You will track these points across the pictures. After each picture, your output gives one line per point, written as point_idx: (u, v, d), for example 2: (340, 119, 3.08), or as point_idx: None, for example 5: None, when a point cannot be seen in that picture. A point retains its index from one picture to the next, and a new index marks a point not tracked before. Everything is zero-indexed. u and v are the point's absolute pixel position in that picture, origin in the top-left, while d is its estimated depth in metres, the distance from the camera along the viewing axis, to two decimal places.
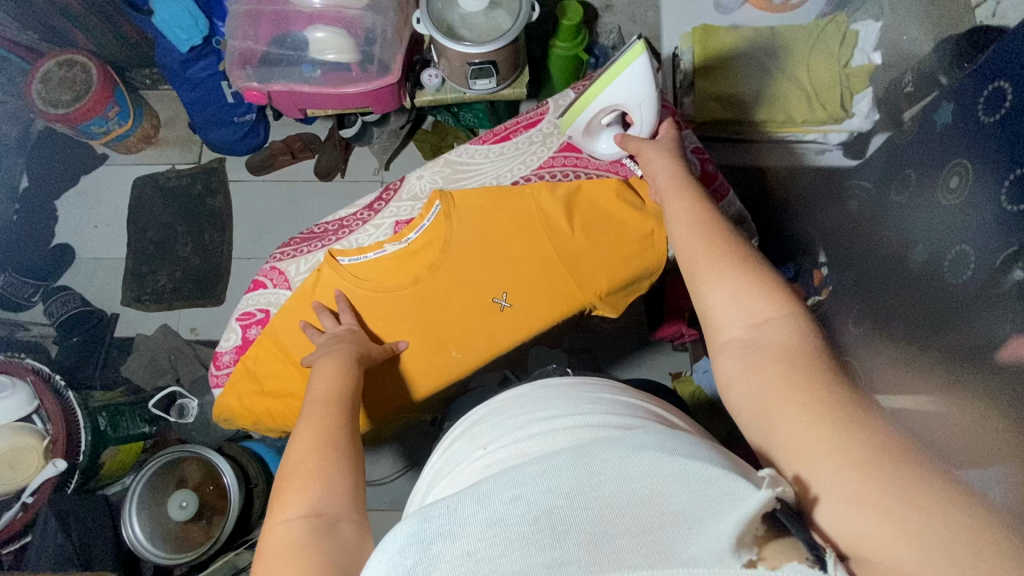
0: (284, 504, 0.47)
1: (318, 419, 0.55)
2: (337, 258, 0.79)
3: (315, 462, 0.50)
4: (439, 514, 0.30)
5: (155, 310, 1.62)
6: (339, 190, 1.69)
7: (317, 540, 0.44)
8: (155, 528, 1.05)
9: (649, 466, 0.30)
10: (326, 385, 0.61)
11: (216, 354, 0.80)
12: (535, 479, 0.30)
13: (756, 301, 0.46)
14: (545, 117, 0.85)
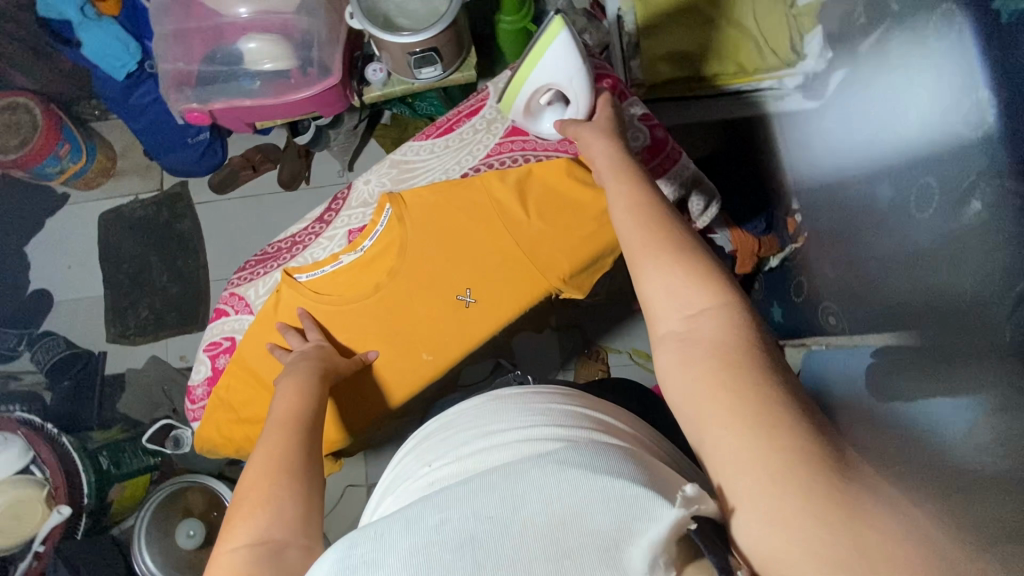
0: (234, 533, 0.48)
1: (273, 445, 0.56)
2: (294, 276, 0.78)
3: (262, 491, 0.51)
4: (369, 540, 0.32)
5: (141, 343, 1.61)
6: (307, 198, 1.67)
7: (260, 565, 0.45)
8: (167, 559, 1.08)
9: (570, 487, 0.32)
10: (286, 407, 0.62)
11: (188, 388, 0.80)
12: (460, 504, 0.32)
13: (690, 293, 0.47)
14: (486, 102, 0.83)
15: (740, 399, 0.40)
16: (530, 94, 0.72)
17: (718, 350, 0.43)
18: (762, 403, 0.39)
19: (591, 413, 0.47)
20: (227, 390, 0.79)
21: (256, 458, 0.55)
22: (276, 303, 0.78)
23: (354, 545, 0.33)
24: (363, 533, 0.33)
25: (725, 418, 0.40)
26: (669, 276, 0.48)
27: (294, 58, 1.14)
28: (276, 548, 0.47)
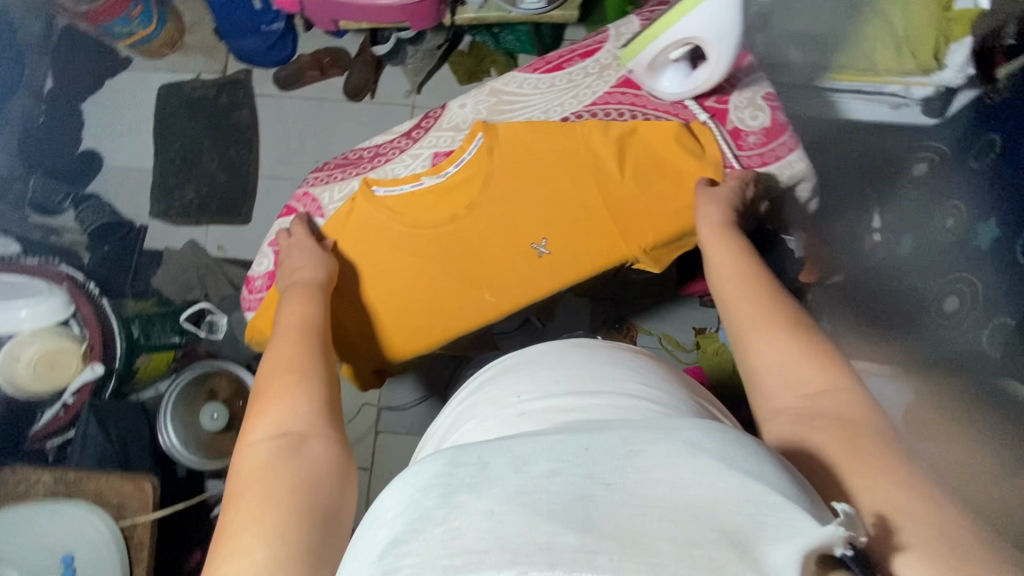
0: (254, 426, 0.48)
1: (290, 346, 0.56)
2: (372, 188, 0.76)
3: (280, 382, 0.51)
4: (472, 467, 0.32)
5: (182, 225, 1.61)
6: (368, 113, 1.61)
7: (285, 455, 0.44)
8: (188, 434, 1.10)
9: (698, 476, 0.30)
10: (292, 313, 0.61)
11: (247, 278, 0.80)
12: (576, 461, 0.31)
13: (807, 379, 0.46)
14: (604, 46, 0.77)
15: (873, 461, 0.38)
16: (668, 45, 0.67)
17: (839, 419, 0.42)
18: (896, 465, 0.38)
19: (692, 393, 0.45)
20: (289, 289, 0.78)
21: (268, 364, 0.54)
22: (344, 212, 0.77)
23: (455, 465, 0.32)
24: (465, 457, 0.33)
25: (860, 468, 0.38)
26: (771, 354, 0.48)
27: None
28: (292, 441, 0.46)
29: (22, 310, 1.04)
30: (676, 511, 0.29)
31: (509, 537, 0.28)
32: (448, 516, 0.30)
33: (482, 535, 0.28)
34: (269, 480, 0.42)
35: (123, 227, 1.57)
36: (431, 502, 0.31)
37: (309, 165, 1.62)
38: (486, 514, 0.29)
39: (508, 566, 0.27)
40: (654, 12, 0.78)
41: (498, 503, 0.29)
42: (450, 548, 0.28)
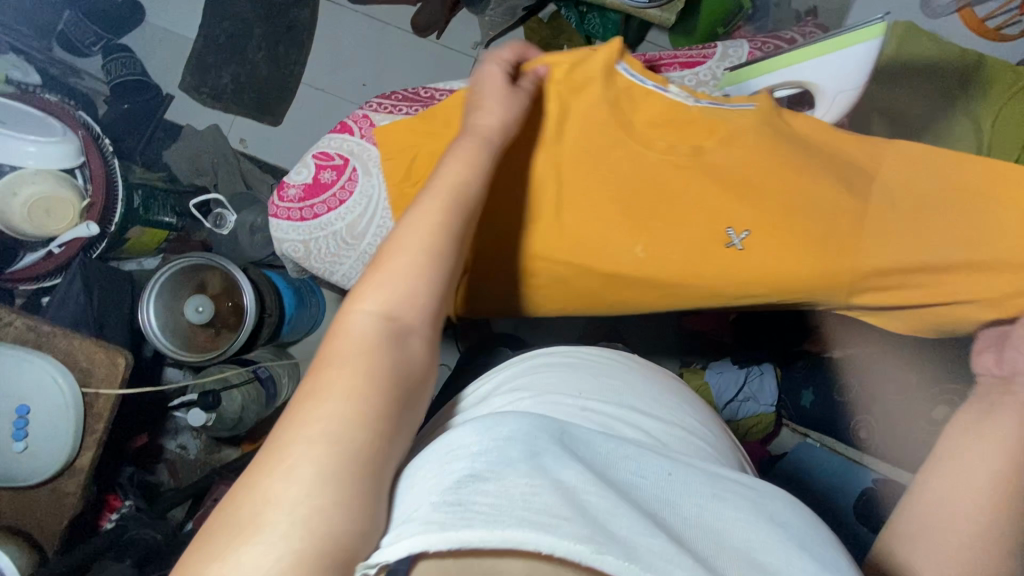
0: (366, 294, 0.47)
1: (427, 217, 0.51)
2: (619, 62, 0.67)
3: (402, 262, 0.49)
4: (560, 445, 0.39)
5: (210, 107, 1.54)
6: (429, 54, 1.56)
7: (385, 341, 0.45)
8: (168, 320, 1.07)
9: (761, 531, 0.36)
10: (452, 174, 0.55)
11: (282, 183, 0.73)
12: (654, 484, 0.39)
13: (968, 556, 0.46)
14: (706, 62, 0.75)
15: None
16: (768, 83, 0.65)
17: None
18: None
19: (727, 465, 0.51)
20: (326, 209, 0.73)
21: (409, 230, 0.50)
22: (568, 70, 0.68)
23: (542, 435, 0.39)
24: (551, 432, 0.40)
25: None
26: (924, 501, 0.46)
27: None
28: (396, 328, 0.46)
29: (30, 146, 1.00)
30: (739, 553, 0.34)
31: (587, 512, 0.33)
32: (533, 475, 0.35)
33: (563, 502, 0.34)
34: (365, 360, 0.43)
35: (150, 91, 1.49)
36: (517, 455, 0.37)
37: (355, 87, 1.56)
38: (570, 486, 0.35)
39: (585, 540, 0.32)
40: (765, 44, 0.75)
41: (584, 480, 0.36)
42: (532, 502, 0.33)
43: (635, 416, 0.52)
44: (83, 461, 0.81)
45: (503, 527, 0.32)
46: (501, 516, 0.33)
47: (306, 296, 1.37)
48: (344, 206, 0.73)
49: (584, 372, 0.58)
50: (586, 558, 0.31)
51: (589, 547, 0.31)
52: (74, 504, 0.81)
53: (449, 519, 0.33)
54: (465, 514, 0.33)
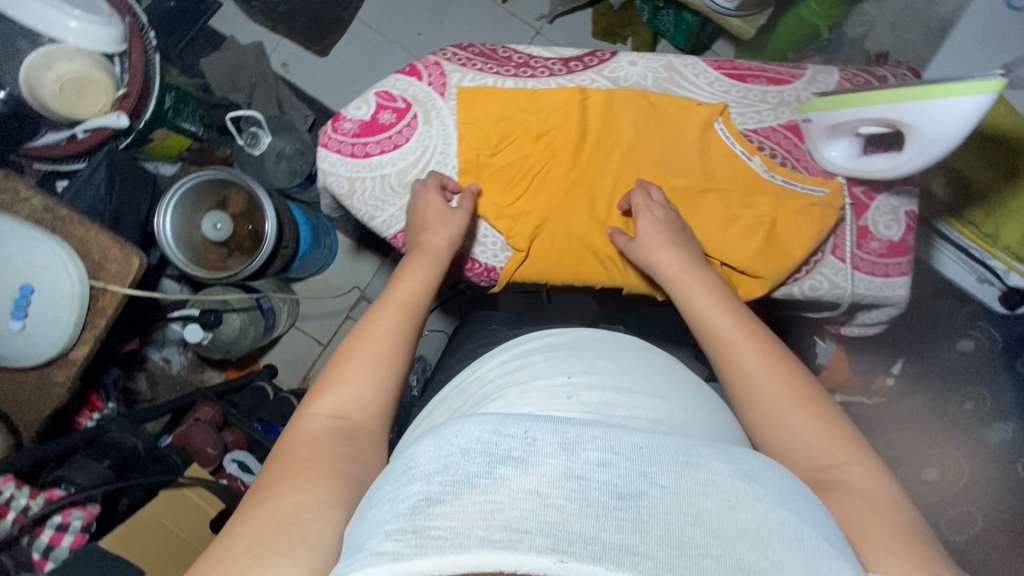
0: (319, 397, 0.50)
1: (386, 323, 0.55)
2: (719, 118, 0.71)
3: (359, 362, 0.52)
4: (521, 444, 0.38)
5: (258, 23, 1.49)
6: (491, 16, 1.50)
7: (338, 441, 0.47)
8: (182, 231, 1.03)
9: (746, 503, 0.36)
10: (410, 287, 0.59)
11: (338, 115, 0.71)
12: (628, 461, 0.37)
13: (824, 439, 0.48)
14: (793, 82, 0.73)
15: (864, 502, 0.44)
16: (840, 119, 0.64)
17: (869, 510, 0.43)
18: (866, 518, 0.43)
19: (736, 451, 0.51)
20: (380, 150, 0.70)
21: (366, 332, 0.54)
22: (660, 101, 0.72)
23: (500, 437, 0.38)
24: (512, 428, 0.39)
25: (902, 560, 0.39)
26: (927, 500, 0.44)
27: None
28: (349, 427, 0.49)
29: (72, 21, 0.95)
30: (715, 528, 0.34)
31: (550, 521, 0.34)
32: (492, 489, 0.36)
33: (523, 516, 0.34)
34: (324, 450, 0.46)
35: None
36: (475, 468, 0.37)
37: (409, 34, 1.50)
38: (533, 494, 0.35)
39: (546, 551, 0.33)
40: (854, 79, 0.73)
41: (545, 484, 0.35)
42: (491, 520, 0.34)
43: (626, 396, 0.52)
44: (77, 353, 0.78)
45: (461, 552, 0.33)
46: (459, 541, 0.34)
47: (322, 236, 1.35)
48: (400, 150, 0.71)
49: (560, 355, 0.59)
50: (550, 570, 0.33)
51: (551, 557, 0.33)
52: (60, 396, 0.79)
53: (405, 549, 0.34)
54: (420, 543, 0.34)
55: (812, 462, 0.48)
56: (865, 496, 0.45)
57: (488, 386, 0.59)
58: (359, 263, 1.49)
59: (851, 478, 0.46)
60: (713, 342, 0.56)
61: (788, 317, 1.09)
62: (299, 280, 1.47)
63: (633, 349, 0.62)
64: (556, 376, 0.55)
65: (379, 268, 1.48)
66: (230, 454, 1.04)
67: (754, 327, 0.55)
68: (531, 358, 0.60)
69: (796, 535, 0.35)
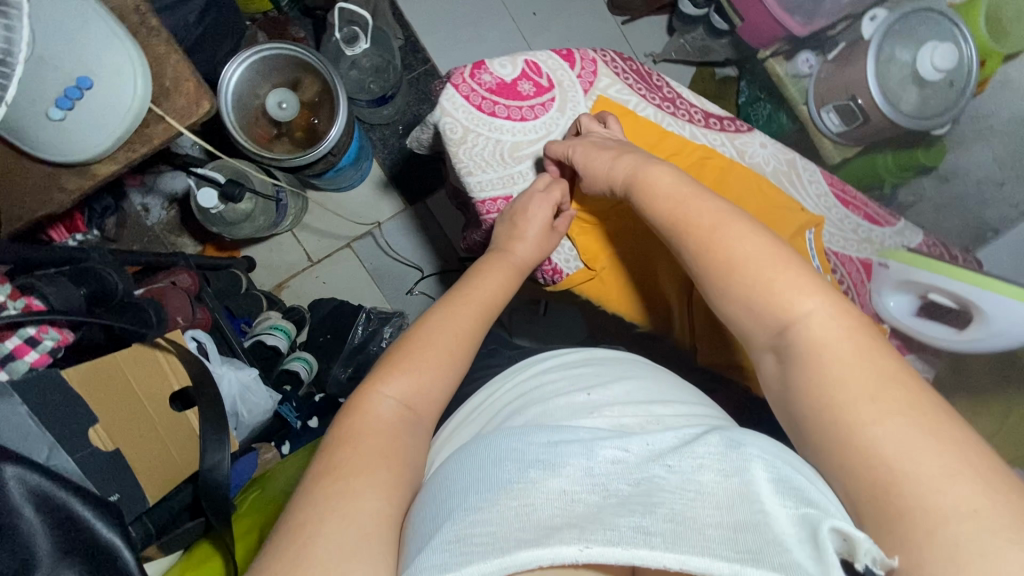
0: (386, 379, 0.52)
1: (462, 318, 0.59)
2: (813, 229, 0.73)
3: (430, 355, 0.55)
4: (545, 450, 0.44)
5: None
6: (605, 31, 1.50)
7: (403, 428, 0.50)
8: (242, 95, 0.97)
9: (734, 472, 0.41)
10: (489, 291, 0.63)
11: (482, 64, 0.69)
12: (637, 457, 0.44)
13: (784, 296, 0.49)
14: (881, 226, 0.79)
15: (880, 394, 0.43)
16: (916, 278, 0.69)
17: (850, 374, 0.44)
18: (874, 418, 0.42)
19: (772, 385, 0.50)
20: (505, 115, 0.69)
21: (439, 327, 0.57)
22: (767, 188, 0.73)
23: (526, 447, 0.44)
24: (535, 440, 0.45)
25: (895, 435, 0.41)
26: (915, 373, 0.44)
27: None
28: (412, 419, 0.51)
29: None
30: (719, 503, 0.39)
31: (575, 517, 0.39)
32: (524, 492, 0.41)
33: (553, 515, 0.40)
34: (392, 439, 0.48)
35: None
36: (509, 476, 0.42)
37: (524, 10, 1.47)
38: (559, 492, 0.41)
39: (574, 543, 0.37)
40: (932, 248, 0.81)
41: (568, 489, 0.41)
42: (526, 521, 0.39)
43: (636, 389, 0.56)
44: (104, 170, 0.73)
45: (502, 554, 0.37)
46: (499, 546, 0.37)
47: (362, 158, 1.31)
48: (525, 124, 0.70)
49: (582, 367, 0.61)
50: (577, 559, 0.37)
51: (578, 547, 0.37)
52: (61, 204, 0.73)
53: (452, 561, 0.37)
54: (466, 550, 0.37)
55: (772, 324, 0.50)
56: (833, 348, 0.46)
57: (506, 404, 0.58)
58: (382, 199, 1.44)
59: (815, 333, 0.47)
60: (708, 229, 0.54)
61: None
62: (316, 190, 1.40)
63: (648, 365, 0.65)
64: (579, 394, 0.55)
65: (399, 213, 1.44)
66: (193, 331, 0.95)
67: (732, 210, 0.55)
68: (558, 370, 0.61)
69: (785, 488, 0.39)
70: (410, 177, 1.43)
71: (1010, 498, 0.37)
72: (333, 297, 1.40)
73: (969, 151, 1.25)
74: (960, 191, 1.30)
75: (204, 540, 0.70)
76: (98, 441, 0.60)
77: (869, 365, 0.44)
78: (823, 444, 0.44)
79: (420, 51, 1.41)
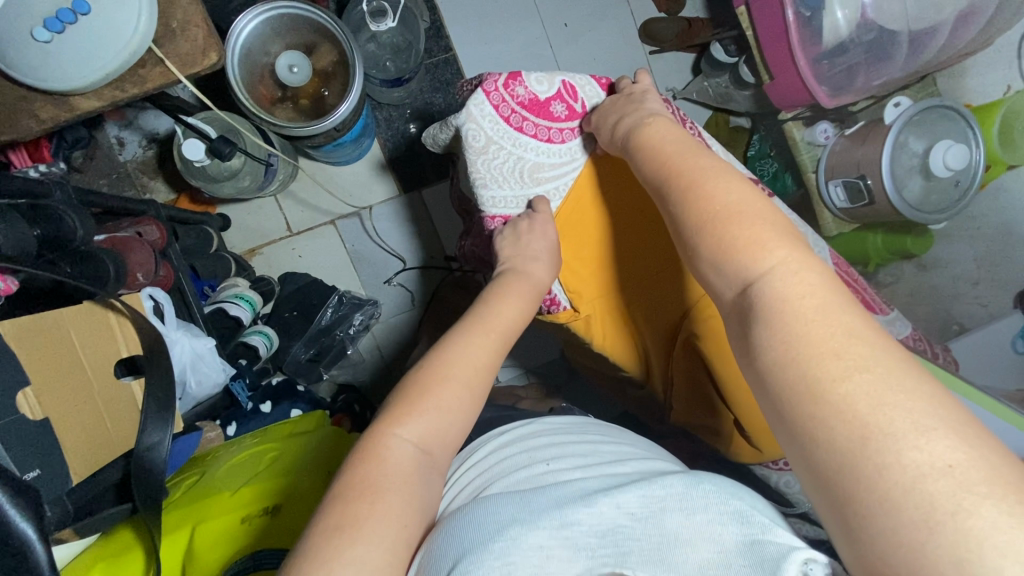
0: (401, 422, 0.51)
1: (476, 348, 0.57)
2: None
3: (444, 393, 0.53)
4: (517, 506, 0.44)
5: None
6: (631, 57, 1.48)
7: (418, 479, 0.49)
8: (249, 49, 0.91)
9: (696, 510, 0.43)
10: (508, 318, 0.60)
11: (518, 76, 0.65)
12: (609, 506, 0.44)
13: (749, 253, 0.46)
14: (879, 312, 0.78)
15: (857, 336, 0.41)
16: None
17: (816, 327, 0.42)
18: (845, 373, 0.39)
19: (739, 341, 0.48)
20: (532, 132, 0.66)
21: (452, 358, 0.56)
22: None
23: (499, 507, 0.44)
24: (507, 500, 0.45)
25: (865, 391, 0.38)
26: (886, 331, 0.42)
27: (846, 37, 0.98)
28: (428, 463, 0.51)
29: None
30: (685, 541, 0.41)
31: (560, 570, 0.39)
32: (505, 550, 0.41)
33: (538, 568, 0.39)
34: (405, 489, 0.48)
35: None
36: (487, 533, 0.42)
37: (555, 20, 1.44)
38: (538, 548, 0.41)
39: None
40: (917, 341, 0.82)
41: (544, 538, 0.41)
42: None
43: (605, 447, 0.56)
44: (85, 104, 0.66)
45: None
46: None
47: (364, 136, 1.26)
48: (550, 146, 0.67)
49: (551, 432, 0.60)
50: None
51: None
52: (32, 132, 0.66)
53: None
54: None
55: (739, 280, 0.47)
56: (806, 300, 0.43)
57: (476, 476, 0.56)
58: (376, 181, 1.38)
59: (778, 287, 0.44)
60: (684, 187, 0.53)
61: None
62: (308, 159, 1.34)
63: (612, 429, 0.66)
64: (536, 465, 0.52)
65: (391, 199, 1.39)
66: (152, 288, 0.88)
67: (710, 166, 0.53)
68: (533, 436, 0.60)
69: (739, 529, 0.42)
70: (409, 163, 1.38)
71: (982, 449, 0.35)
72: (306, 273, 1.34)
73: (950, 244, 1.30)
74: (936, 282, 1.34)
75: (127, 524, 0.64)
76: (25, 407, 0.53)
77: (837, 321, 0.42)
78: (788, 410, 0.41)
79: (443, 38, 1.36)
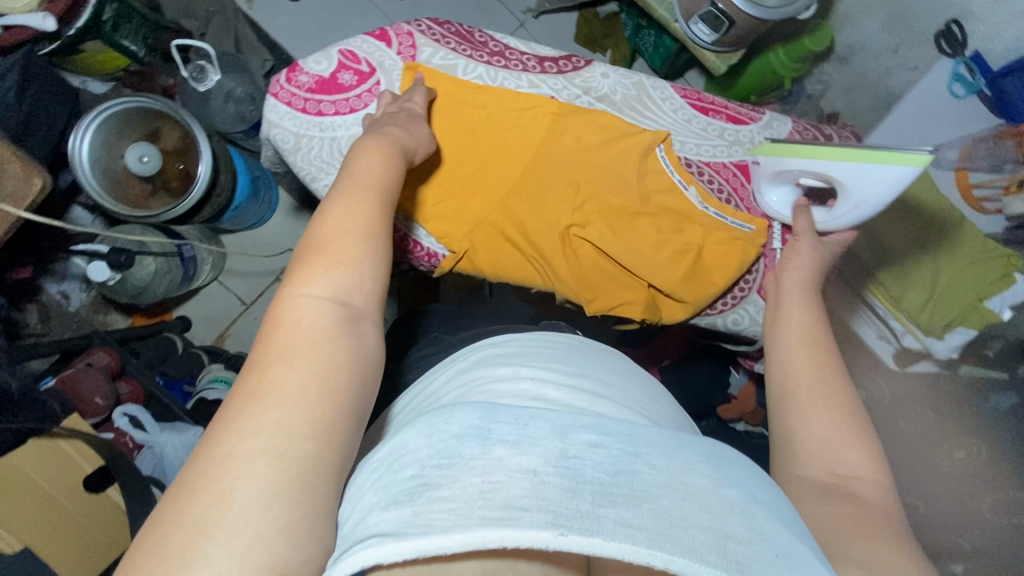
0: (308, 277, 0.43)
1: (357, 206, 0.48)
2: (660, 146, 0.71)
3: (348, 244, 0.45)
4: (507, 425, 0.36)
5: None
6: None
7: (342, 330, 0.41)
8: (99, 159, 0.93)
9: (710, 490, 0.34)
10: (373, 170, 0.51)
11: (295, 66, 0.66)
12: (621, 449, 0.35)
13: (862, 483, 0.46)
14: (750, 124, 0.76)
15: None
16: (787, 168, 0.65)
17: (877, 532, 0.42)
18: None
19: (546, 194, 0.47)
20: (332, 110, 0.67)
21: (337, 212, 0.47)
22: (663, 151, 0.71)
23: (491, 423, 0.36)
24: (504, 416, 0.37)
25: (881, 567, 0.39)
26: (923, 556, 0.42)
27: None
28: (350, 314, 0.43)
29: None
30: (701, 504, 0.33)
31: (549, 497, 0.31)
32: (485, 470, 0.33)
33: (523, 493, 0.32)
34: (323, 344, 0.40)
35: None
36: (467, 448, 0.35)
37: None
38: (530, 472, 0.33)
39: (546, 526, 0.30)
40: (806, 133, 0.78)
41: (536, 465, 0.33)
42: (490, 498, 0.32)
43: (595, 381, 0.50)
44: None
45: (462, 533, 0.30)
46: (458, 522, 0.31)
47: (261, 190, 1.29)
48: (355, 115, 0.67)
49: (538, 347, 0.55)
50: (552, 545, 0.30)
51: (553, 532, 0.30)
52: None
53: (406, 531, 0.31)
54: (422, 526, 0.31)
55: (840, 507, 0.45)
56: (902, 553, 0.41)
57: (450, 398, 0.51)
58: (300, 224, 1.41)
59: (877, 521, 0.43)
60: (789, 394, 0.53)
61: (715, 351, 1.13)
62: (231, 233, 1.38)
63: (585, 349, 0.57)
64: (522, 381, 0.48)
65: None
66: (122, 406, 0.97)
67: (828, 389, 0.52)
68: (513, 349, 0.55)
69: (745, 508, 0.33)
70: None
71: None
72: None
73: (856, 24, 1.23)
74: (862, 67, 1.26)
75: None
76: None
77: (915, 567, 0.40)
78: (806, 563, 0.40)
79: None
